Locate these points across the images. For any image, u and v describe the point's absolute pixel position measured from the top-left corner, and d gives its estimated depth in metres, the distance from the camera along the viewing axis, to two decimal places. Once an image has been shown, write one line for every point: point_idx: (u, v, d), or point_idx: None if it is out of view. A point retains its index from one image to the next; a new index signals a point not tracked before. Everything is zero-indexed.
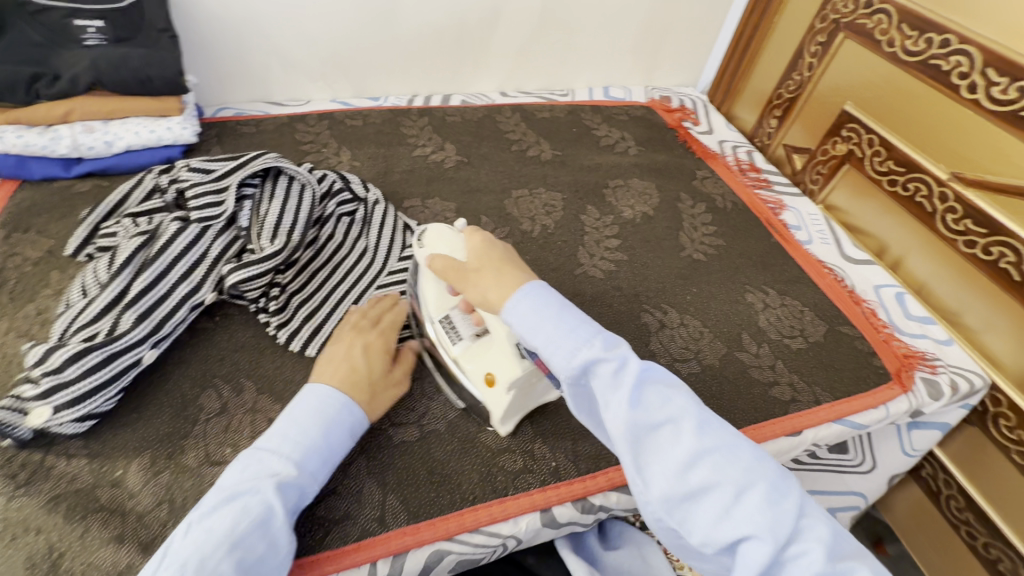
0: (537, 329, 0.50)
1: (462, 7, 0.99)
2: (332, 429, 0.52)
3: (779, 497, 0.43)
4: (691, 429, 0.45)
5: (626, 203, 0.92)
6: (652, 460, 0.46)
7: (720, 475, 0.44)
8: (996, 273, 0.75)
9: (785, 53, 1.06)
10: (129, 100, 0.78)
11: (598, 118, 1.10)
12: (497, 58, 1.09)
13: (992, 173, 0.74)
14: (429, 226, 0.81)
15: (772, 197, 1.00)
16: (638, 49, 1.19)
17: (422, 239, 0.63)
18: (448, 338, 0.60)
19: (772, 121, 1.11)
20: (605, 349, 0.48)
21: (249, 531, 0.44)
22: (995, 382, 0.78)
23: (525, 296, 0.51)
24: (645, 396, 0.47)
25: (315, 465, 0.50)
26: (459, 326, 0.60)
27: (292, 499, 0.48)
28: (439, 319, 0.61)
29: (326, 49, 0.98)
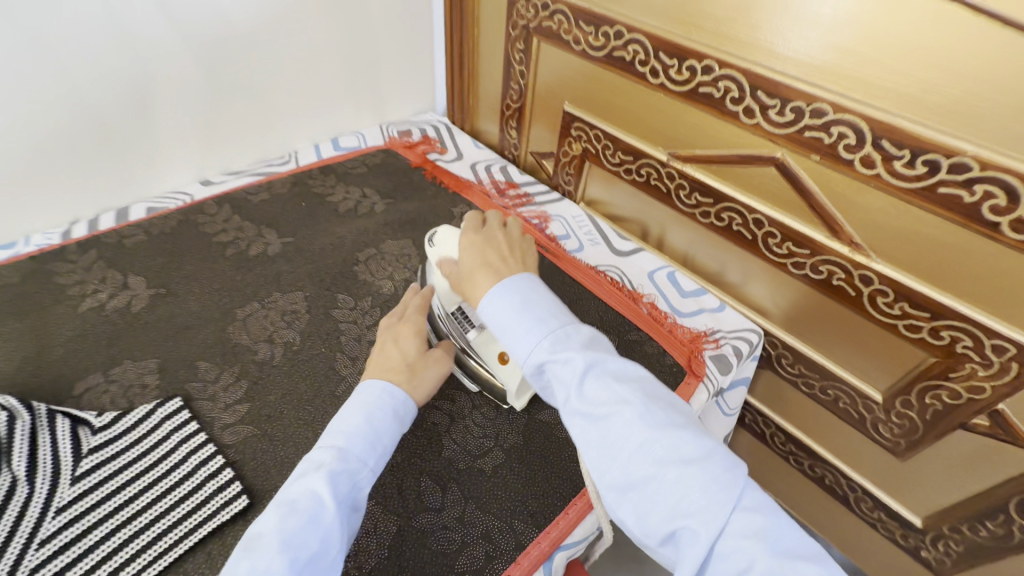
0: (513, 321, 0.50)
1: (87, 101, 0.76)
2: (374, 415, 0.51)
3: (720, 488, 0.39)
4: (634, 419, 0.42)
5: (384, 275, 0.80)
6: (598, 442, 0.43)
7: (660, 468, 0.41)
8: (733, 234, 0.79)
9: (496, 64, 1.02)
10: None
11: (331, 181, 0.95)
12: (176, 144, 0.88)
13: (696, 147, 0.76)
14: (120, 411, 0.60)
15: (534, 212, 0.97)
16: (354, 91, 1.07)
17: (434, 239, 0.68)
18: (461, 328, 0.65)
19: (512, 132, 1.07)
20: (560, 347, 0.47)
21: (300, 529, 0.41)
22: (769, 328, 0.82)
23: (505, 292, 0.52)
24: (590, 388, 0.45)
25: (361, 449, 0.48)
26: (470, 314, 0.65)
27: (344, 489, 0.45)
28: (452, 312, 0.66)
29: None
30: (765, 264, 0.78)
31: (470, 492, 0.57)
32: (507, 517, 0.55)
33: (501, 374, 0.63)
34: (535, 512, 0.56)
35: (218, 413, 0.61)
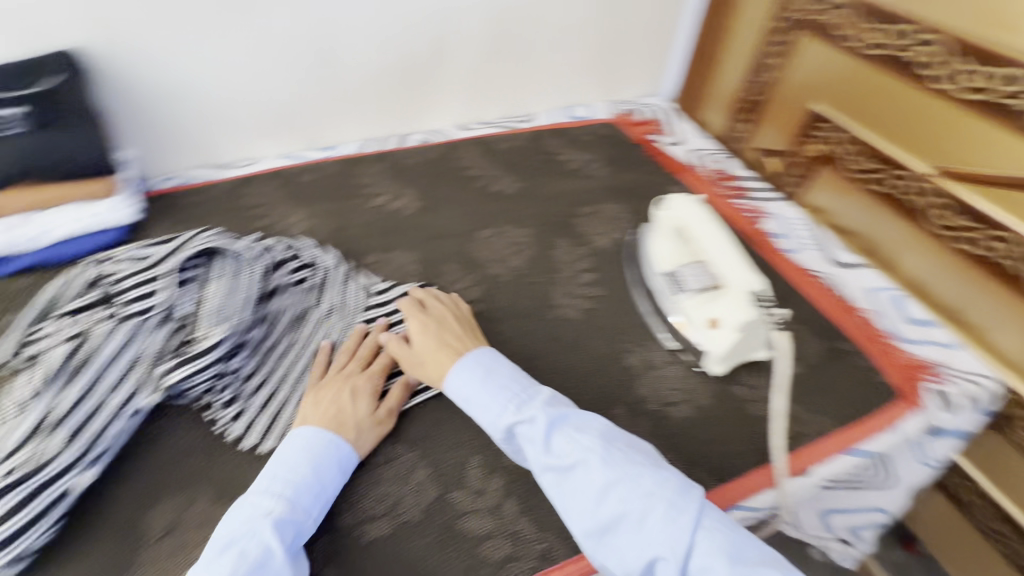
0: (483, 382, 0.58)
1: (405, 46, 0.95)
2: (320, 464, 0.53)
3: (679, 513, 0.47)
4: (597, 465, 0.50)
5: (598, 232, 0.88)
6: (568, 492, 0.50)
7: (626, 506, 0.48)
8: (996, 268, 0.70)
9: (746, 56, 1.03)
10: (61, 188, 0.74)
11: (562, 143, 1.06)
12: (451, 91, 1.05)
13: (972, 164, 0.70)
14: (392, 282, 0.76)
15: (749, 206, 0.96)
16: (597, 66, 1.16)
17: (663, 204, 0.75)
18: (673, 288, 0.71)
19: (742, 125, 1.07)
20: (523, 409, 0.55)
21: (247, 573, 0.45)
22: (1012, 384, 0.72)
23: (462, 371, 0.59)
24: (556, 444, 0.52)
25: (306, 501, 0.52)
26: (684, 277, 0.71)
27: (289, 538, 0.49)
28: (666, 272, 0.72)
29: (268, 105, 0.93)
30: None
31: (657, 430, 0.62)
32: (690, 463, 0.59)
33: (705, 338, 0.66)
34: (717, 467, 0.59)
35: None
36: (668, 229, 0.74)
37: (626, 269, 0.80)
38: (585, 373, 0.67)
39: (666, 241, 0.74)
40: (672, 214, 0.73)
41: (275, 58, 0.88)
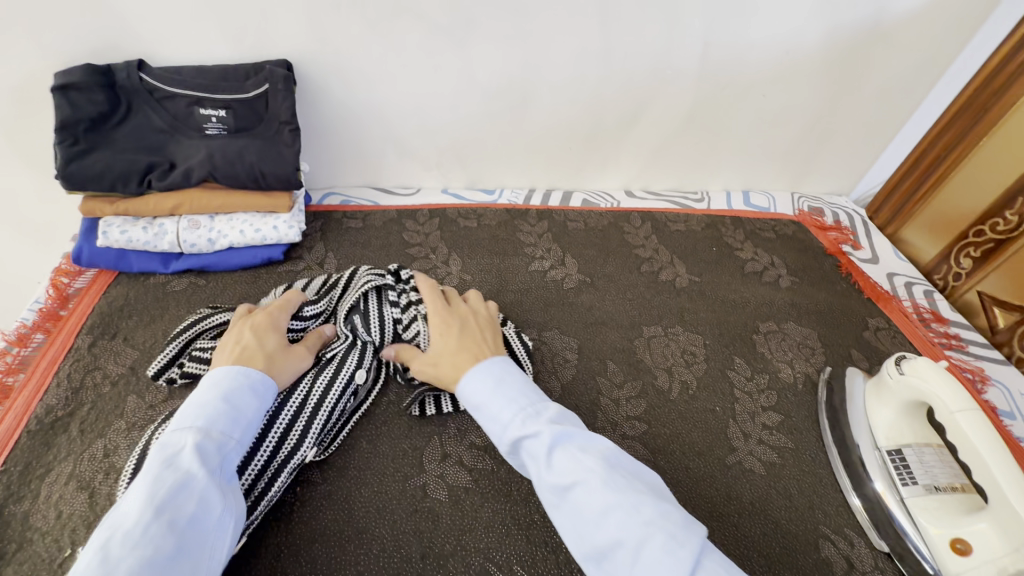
0: (489, 402, 0.50)
1: (600, 105, 0.88)
2: (230, 392, 0.50)
3: (683, 544, 0.38)
4: (597, 486, 0.41)
5: (782, 359, 0.75)
6: (577, 523, 0.42)
7: (625, 532, 0.39)
8: None
9: (992, 183, 0.85)
10: (238, 196, 0.71)
11: (741, 236, 0.94)
12: (630, 155, 0.96)
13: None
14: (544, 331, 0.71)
15: (968, 364, 0.80)
16: (792, 155, 1.03)
17: (899, 365, 0.61)
18: (897, 475, 0.58)
19: (963, 261, 0.90)
20: (529, 422, 0.47)
21: (172, 496, 0.40)
22: None
23: (473, 376, 0.52)
24: (556, 459, 0.44)
25: (235, 431, 0.48)
26: (916, 466, 0.57)
27: (214, 462, 0.45)
28: (891, 451, 0.59)
29: (446, 140, 0.89)
30: None
31: None
32: None
33: (946, 561, 0.52)
34: None
35: (619, 419, 0.65)
36: (902, 397, 0.60)
37: (824, 423, 0.67)
38: (767, 555, 0.55)
39: (889, 411, 0.61)
40: (919, 384, 0.58)
41: (469, 97, 0.83)
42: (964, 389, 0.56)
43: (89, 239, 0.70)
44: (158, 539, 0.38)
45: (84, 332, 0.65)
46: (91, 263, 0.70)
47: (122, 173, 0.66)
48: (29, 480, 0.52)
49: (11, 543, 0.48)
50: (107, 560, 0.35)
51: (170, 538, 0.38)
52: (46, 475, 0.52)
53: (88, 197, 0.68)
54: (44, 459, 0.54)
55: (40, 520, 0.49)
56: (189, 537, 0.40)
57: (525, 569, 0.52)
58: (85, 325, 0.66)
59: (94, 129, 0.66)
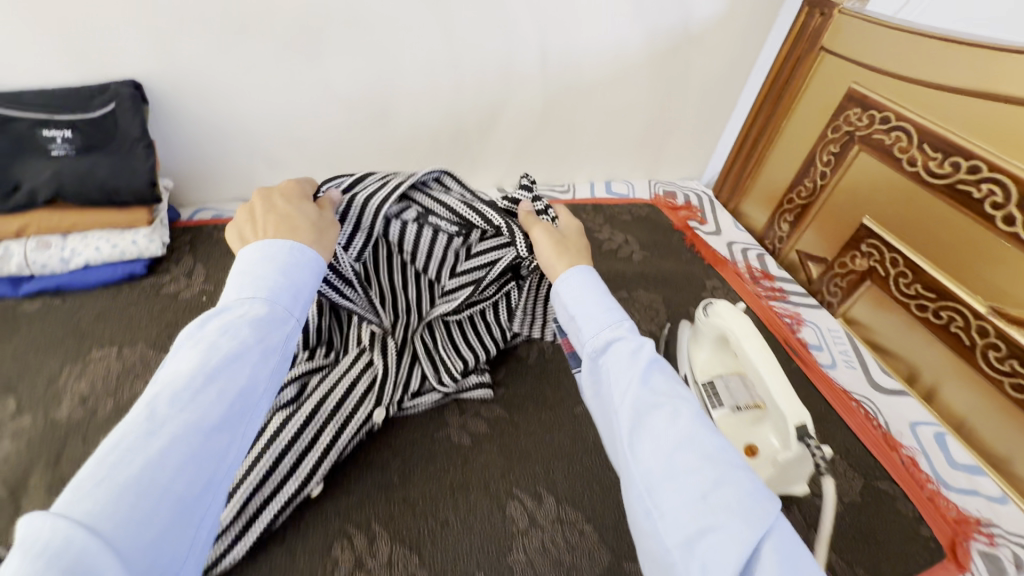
0: (573, 305, 0.52)
1: (459, 109, 0.96)
2: (288, 269, 0.44)
3: (757, 501, 0.35)
4: (690, 415, 0.40)
5: (630, 321, 0.85)
6: (643, 438, 0.40)
7: (709, 466, 0.37)
8: None
9: (793, 157, 1.01)
10: (91, 214, 0.72)
11: (600, 220, 1.04)
12: (496, 155, 1.05)
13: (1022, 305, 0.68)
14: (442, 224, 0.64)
15: (787, 310, 0.93)
16: (643, 147, 1.15)
17: (706, 310, 0.72)
18: (709, 402, 0.68)
19: (783, 225, 1.05)
20: (616, 331, 0.48)
21: (223, 365, 0.37)
22: None
23: (575, 276, 0.54)
24: (655, 382, 0.44)
25: (286, 300, 0.43)
26: (721, 391, 0.67)
27: (270, 340, 0.40)
28: (704, 383, 0.70)
29: (314, 151, 0.93)
30: None
31: None
32: None
33: None
34: None
35: None
36: (711, 337, 0.70)
37: None
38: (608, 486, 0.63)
39: (704, 350, 0.72)
40: (720, 322, 0.69)
41: (331, 108, 0.88)
42: (751, 322, 0.68)
43: None
44: (203, 406, 0.35)
45: None
46: None
47: None
48: None
49: None
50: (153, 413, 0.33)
51: (219, 408, 0.35)
52: None
53: None
54: None
55: None
56: (237, 410, 0.36)
57: (382, 525, 0.56)
58: None
59: None
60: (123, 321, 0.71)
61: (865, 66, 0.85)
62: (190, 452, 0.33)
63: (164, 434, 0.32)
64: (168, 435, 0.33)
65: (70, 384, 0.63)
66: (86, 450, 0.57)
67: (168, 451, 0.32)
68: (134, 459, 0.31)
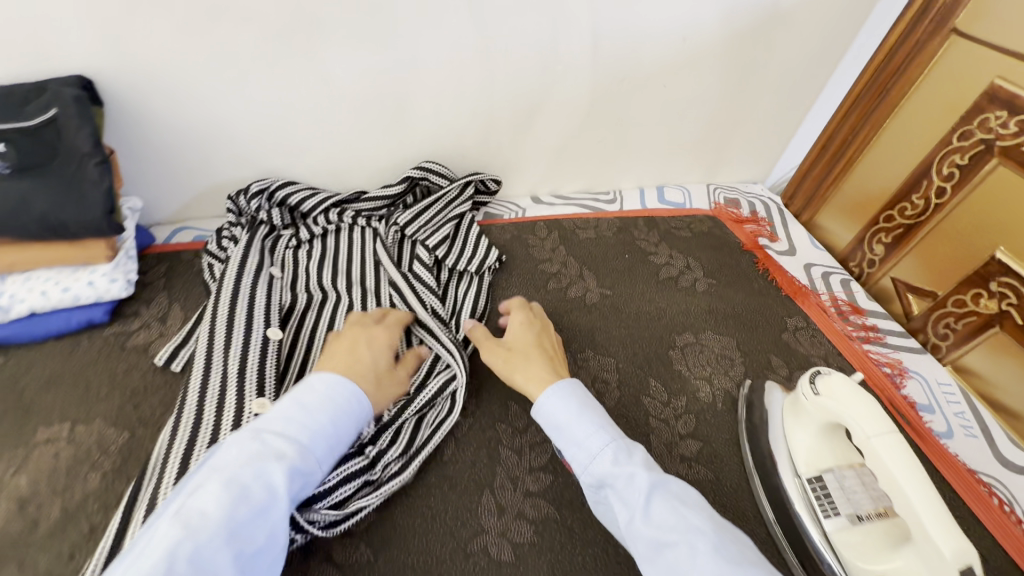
0: (561, 426, 0.51)
1: (489, 107, 0.78)
2: (339, 416, 0.48)
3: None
4: (706, 550, 0.39)
5: (700, 375, 0.69)
6: (660, 570, 0.40)
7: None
8: None
9: (898, 166, 0.83)
10: (34, 251, 0.57)
11: (655, 237, 0.87)
12: (531, 160, 0.88)
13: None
14: (411, 216, 0.76)
15: (886, 358, 0.77)
16: (704, 147, 0.97)
17: (813, 384, 0.56)
18: (818, 507, 0.53)
19: (876, 247, 0.87)
20: (618, 465, 0.47)
21: (249, 519, 0.38)
22: None
23: (554, 395, 0.52)
24: (654, 508, 0.43)
25: (321, 452, 0.46)
26: (837, 496, 0.52)
27: (296, 487, 0.42)
28: (810, 479, 0.55)
29: (314, 156, 0.76)
30: None
31: None
32: None
33: None
34: None
35: (522, 473, 0.57)
36: (818, 419, 0.55)
37: (745, 448, 0.61)
38: None
39: (806, 434, 0.56)
40: (837, 407, 0.53)
41: (333, 107, 0.71)
42: (881, 408, 0.51)
43: None
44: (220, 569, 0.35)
45: None
46: None
47: None
48: None
49: None
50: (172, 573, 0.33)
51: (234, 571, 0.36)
52: None
53: None
54: None
55: None
56: (246, 566, 0.37)
57: None
58: None
59: None
60: (78, 386, 0.57)
61: (1018, 56, 0.65)
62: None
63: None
64: None
65: (7, 479, 0.50)
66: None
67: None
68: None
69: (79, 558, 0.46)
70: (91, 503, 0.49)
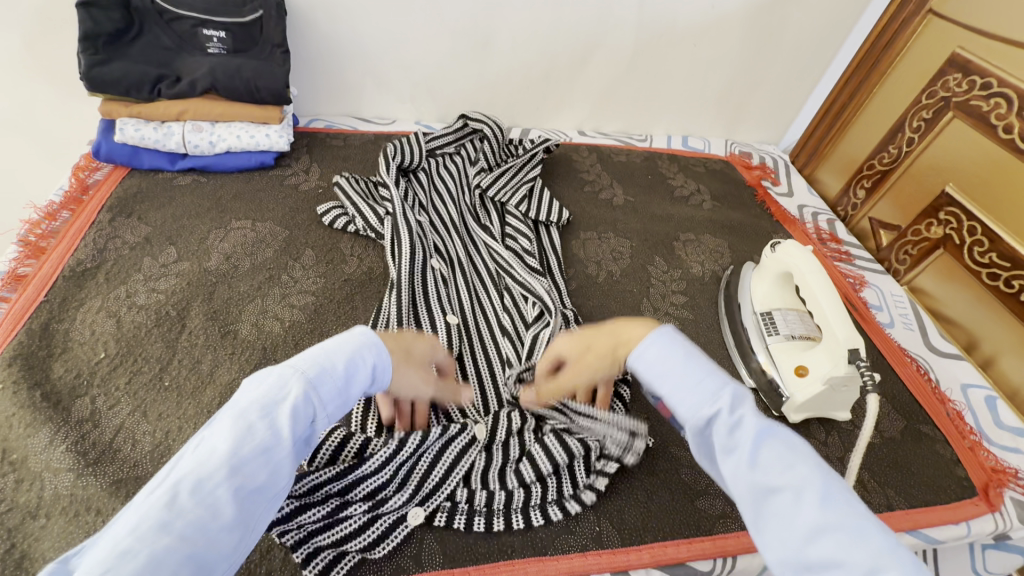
0: (661, 371, 0.48)
1: (553, 50, 1.01)
2: (353, 361, 0.46)
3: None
4: (814, 500, 0.37)
5: (696, 259, 0.90)
6: (768, 526, 0.38)
7: (848, 555, 0.34)
8: None
9: (881, 125, 1.01)
10: (235, 106, 0.84)
11: (675, 168, 1.08)
12: (581, 98, 1.10)
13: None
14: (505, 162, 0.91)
15: (852, 272, 0.95)
16: (725, 105, 1.16)
17: (774, 247, 0.77)
18: (764, 329, 0.73)
19: (859, 192, 1.05)
20: (728, 409, 0.43)
21: (250, 458, 0.37)
22: None
23: (655, 338, 0.50)
24: (761, 456, 0.40)
25: (330, 395, 0.44)
26: (779, 322, 0.72)
27: (303, 427, 0.41)
28: (762, 313, 0.75)
29: (417, 74, 1.01)
30: None
31: None
32: None
33: (790, 384, 0.67)
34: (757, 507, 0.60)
35: None
36: (774, 272, 0.75)
37: (721, 305, 0.81)
38: None
39: (765, 284, 0.77)
40: (787, 259, 0.73)
41: (439, 36, 0.96)
42: (817, 260, 0.71)
43: (107, 137, 0.81)
44: (220, 507, 0.35)
45: (105, 210, 0.77)
46: (108, 157, 0.82)
47: (135, 80, 0.78)
48: (68, 310, 0.65)
49: (57, 348, 0.61)
50: (175, 503, 0.34)
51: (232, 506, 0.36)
52: (80, 307, 0.65)
53: (106, 101, 0.80)
54: (78, 297, 0.66)
55: (77, 335, 0.62)
56: (246, 504, 0.37)
57: None
58: (105, 206, 0.78)
59: (112, 43, 0.78)
60: (255, 201, 0.82)
61: (974, 30, 0.84)
62: (190, 555, 0.33)
63: (176, 530, 0.33)
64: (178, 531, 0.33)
65: (217, 243, 0.75)
66: (232, 292, 0.70)
67: (165, 557, 0.32)
68: (145, 552, 0.31)
69: (265, 288, 0.71)
70: (269, 263, 0.74)
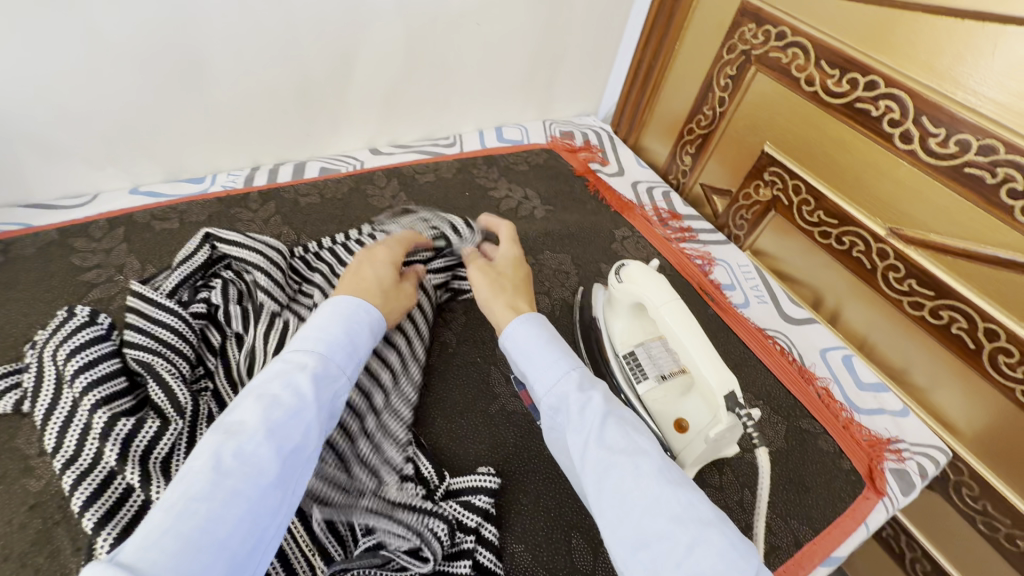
0: (519, 355, 0.49)
1: (299, 57, 0.75)
2: (354, 328, 0.46)
3: (737, 555, 0.35)
4: (651, 470, 0.39)
5: (540, 290, 0.75)
6: (606, 497, 0.39)
7: (677, 527, 0.36)
8: (931, 327, 0.68)
9: (691, 85, 0.94)
10: None
11: (494, 174, 0.92)
12: (359, 110, 0.86)
13: (952, 237, 0.63)
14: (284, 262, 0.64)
15: (696, 251, 0.89)
16: (533, 84, 1.01)
17: (620, 274, 0.64)
18: (632, 375, 0.62)
19: (686, 158, 0.99)
20: (581, 387, 0.45)
21: (284, 420, 0.38)
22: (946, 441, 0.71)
23: (522, 324, 0.50)
24: (609, 432, 0.41)
25: (341, 357, 0.44)
26: (644, 363, 0.62)
27: (326, 394, 0.42)
28: (626, 354, 0.64)
29: (100, 126, 0.69)
30: (957, 365, 0.67)
31: None
32: None
33: (672, 441, 0.57)
34: None
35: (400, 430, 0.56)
36: (626, 304, 0.64)
37: (580, 346, 0.69)
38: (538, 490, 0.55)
39: (620, 317, 0.65)
40: (634, 288, 0.62)
41: (110, 67, 0.65)
42: (665, 282, 0.60)
43: None
44: (264, 461, 0.36)
45: None
46: None
47: None
48: None
49: None
50: (222, 468, 0.35)
51: (274, 462, 0.36)
52: None
53: None
54: None
55: None
56: (288, 465, 0.37)
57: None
58: None
59: None
60: None
61: None
62: (247, 514, 0.34)
63: (228, 488, 0.34)
64: (224, 494, 0.34)
65: None
66: None
67: (224, 512, 0.33)
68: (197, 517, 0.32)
69: None
70: None
